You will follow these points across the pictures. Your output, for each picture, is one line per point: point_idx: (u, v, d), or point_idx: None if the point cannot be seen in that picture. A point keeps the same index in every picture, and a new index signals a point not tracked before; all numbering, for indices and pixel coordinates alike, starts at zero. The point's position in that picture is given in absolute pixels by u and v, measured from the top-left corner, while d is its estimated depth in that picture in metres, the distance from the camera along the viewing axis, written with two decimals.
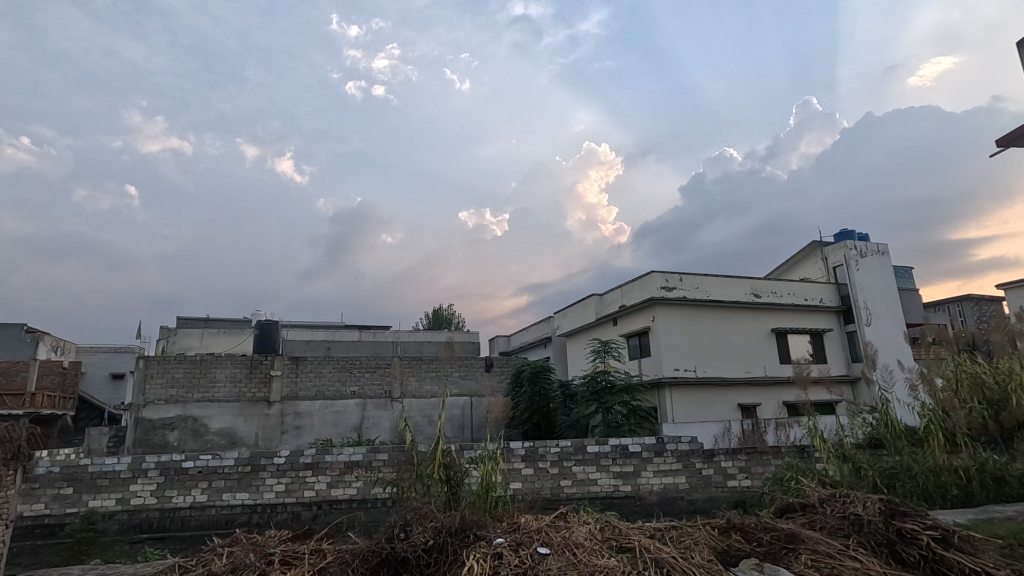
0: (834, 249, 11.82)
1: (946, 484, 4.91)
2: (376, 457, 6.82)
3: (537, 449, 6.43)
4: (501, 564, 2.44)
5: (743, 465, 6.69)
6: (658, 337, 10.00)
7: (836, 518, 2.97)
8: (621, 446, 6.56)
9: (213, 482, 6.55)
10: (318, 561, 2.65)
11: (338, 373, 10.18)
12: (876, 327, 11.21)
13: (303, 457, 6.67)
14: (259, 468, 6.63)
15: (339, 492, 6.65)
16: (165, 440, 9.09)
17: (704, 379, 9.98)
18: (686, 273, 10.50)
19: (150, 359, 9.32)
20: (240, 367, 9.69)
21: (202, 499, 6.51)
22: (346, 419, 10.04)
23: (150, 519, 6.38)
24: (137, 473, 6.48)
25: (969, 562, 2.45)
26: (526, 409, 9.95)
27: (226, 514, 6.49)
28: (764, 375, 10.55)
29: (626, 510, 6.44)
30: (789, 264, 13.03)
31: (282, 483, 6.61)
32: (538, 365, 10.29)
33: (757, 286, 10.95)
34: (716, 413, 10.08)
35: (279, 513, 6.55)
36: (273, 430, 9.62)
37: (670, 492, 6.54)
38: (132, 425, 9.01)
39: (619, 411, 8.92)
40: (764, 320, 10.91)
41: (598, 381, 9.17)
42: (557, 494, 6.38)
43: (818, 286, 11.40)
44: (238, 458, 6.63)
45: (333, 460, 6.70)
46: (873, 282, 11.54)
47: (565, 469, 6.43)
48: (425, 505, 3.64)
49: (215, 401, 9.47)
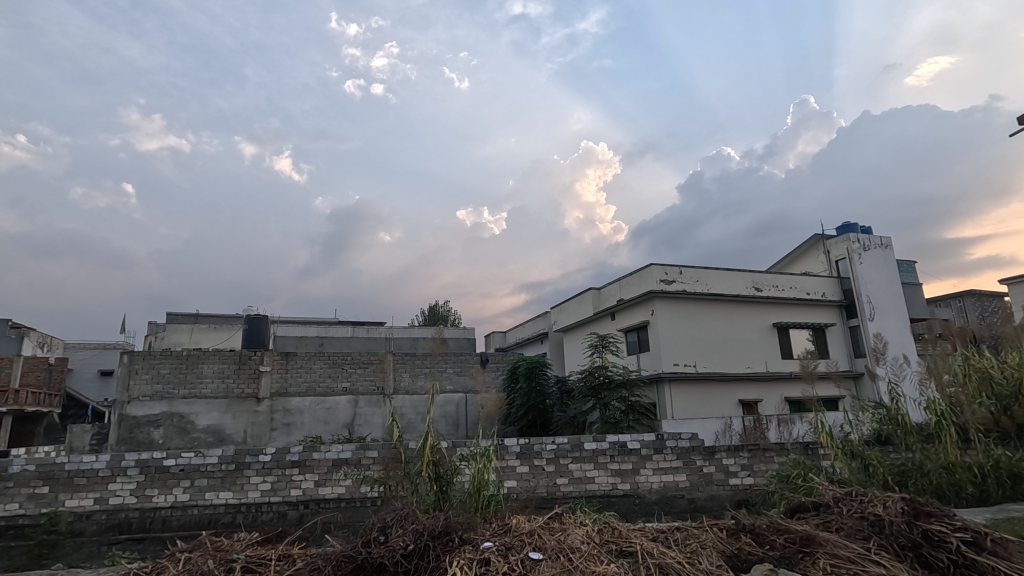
0: (836, 242, 11.61)
1: (961, 482, 4.67)
2: (367, 454, 6.60)
3: (532, 446, 6.20)
4: (488, 572, 2.19)
5: (745, 463, 6.45)
6: (658, 331, 9.78)
7: (855, 520, 2.73)
8: (619, 442, 6.33)
9: (195, 481, 6.31)
10: (287, 567, 2.41)
11: (329, 369, 10.01)
12: (879, 322, 11.00)
13: (289, 454, 6.42)
14: (243, 466, 6.38)
15: (327, 491, 6.40)
16: (150, 437, 8.83)
17: (704, 374, 9.77)
18: (685, 266, 10.26)
19: (135, 355, 9.07)
20: (228, 363, 9.43)
21: (185, 498, 6.26)
22: (338, 416, 9.76)
23: (130, 520, 6.11)
24: (115, 472, 6.22)
25: (1005, 567, 2.22)
26: (522, 405, 9.71)
27: (208, 514, 6.22)
28: (766, 370, 10.34)
29: (625, 509, 6.19)
30: (791, 258, 12.82)
31: (267, 482, 6.37)
32: (534, 361, 10.07)
33: (758, 279, 10.72)
34: (716, 409, 9.84)
35: (263, 513, 6.28)
36: (262, 427, 9.35)
37: (670, 491, 6.30)
38: (116, 423, 8.72)
39: (618, 407, 8.72)
40: (765, 315, 10.69)
41: (596, 376, 8.93)
42: (553, 493, 6.14)
43: (820, 280, 11.17)
44: (222, 456, 6.37)
45: (321, 458, 6.45)
46: (876, 276, 11.32)
47: (562, 466, 6.20)
48: (411, 505, 3.41)
49: (203, 398, 9.21)
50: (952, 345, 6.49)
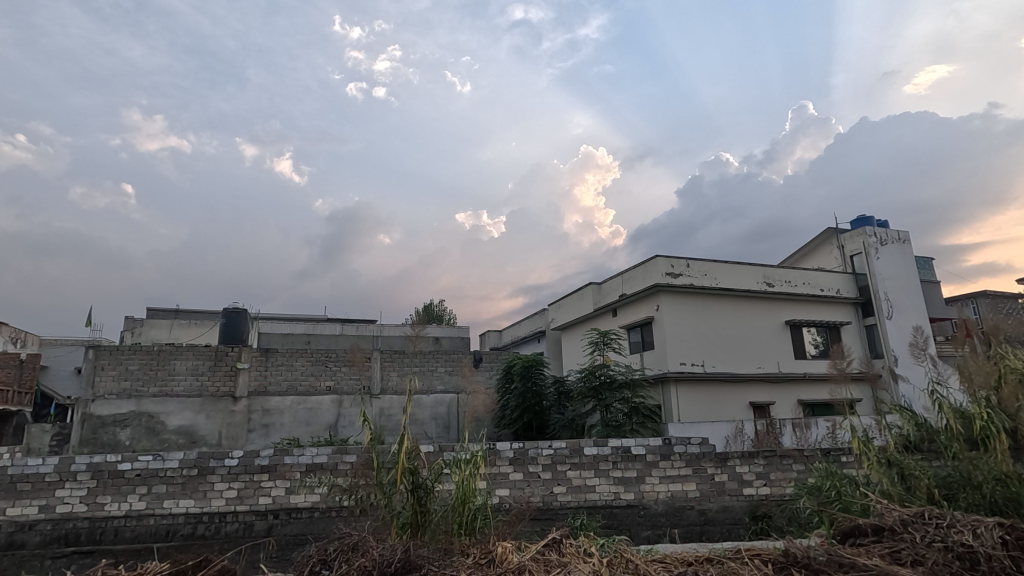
0: (851, 236, 11.05)
1: (1021, 495, 3.85)
2: (344, 459, 5.97)
3: (526, 451, 5.60)
4: None
5: (760, 471, 5.83)
6: (663, 328, 9.20)
7: (939, 552, 2.14)
8: (622, 447, 5.74)
9: (153, 487, 5.66)
10: None
11: (312, 367, 9.46)
12: (898, 320, 10.43)
13: (259, 459, 5.82)
14: (206, 472, 5.76)
15: (299, 500, 5.76)
16: (115, 438, 8.17)
17: (713, 374, 9.19)
18: (693, 258, 9.68)
19: (102, 350, 8.50)
20: (203, 360, 8.84)
21: (140, 507, 5.62)
22: (321, 416, 9.13)
23: (78, 531, 5.49)
24: (64, 476, 5.60)
25: None
26: (518, 406, 9.13)
27: (166, 525, 5.57)
28: (779, 371, 9.74)
29: (628, 522, 5.56)
30: (803, 253, 12.24)
31: (233, 489, 5.75)
32: (530, 359, 9.48)
33: (769, 274, 10.16)
34: (726, 412, 9.22)
35: (228, 524, 5.66)
36: (238, 428, 8.72)
37: (679, 501, 5.68)
38: (79, 423, 8.07)
39: (619, 409, 8.13)
40: (777, 312, 10.11)
41: (597, 377, 8.32)
42: (550, 503, 5.51)
43: (834, 276, 10.61)
44: (184, 459, 5.76)
45: (293, 462, 5.85)
46: (894, 271, 10.76)
47: (560, 473, 5.59)
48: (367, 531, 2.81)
49: (174, 396, 8.59)
50: (971, 336, 6.05)
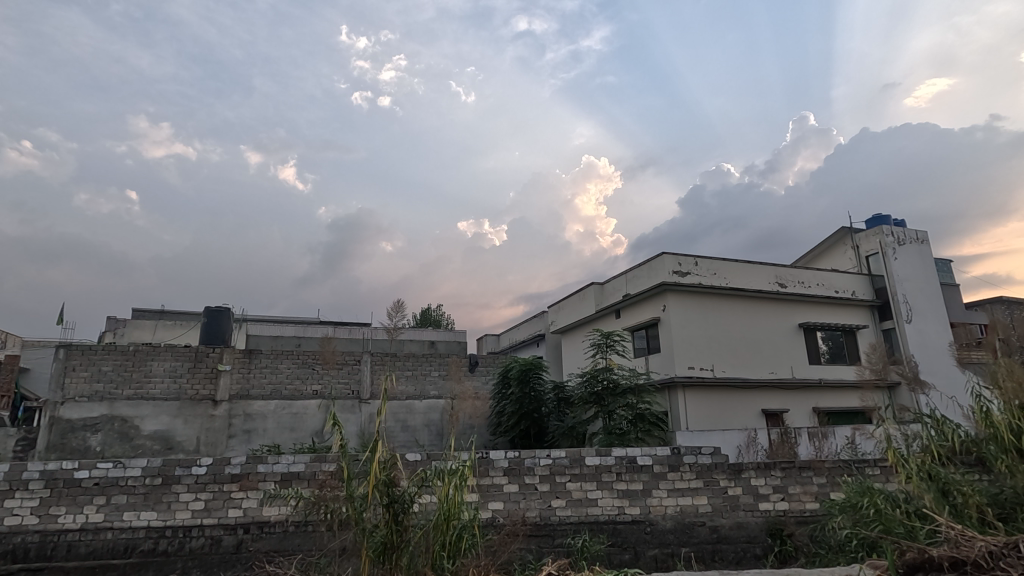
0: (867, 235, 10.58)
1: None
2: (321, 468, 5.48)
3: (523, 461, 5.09)
4: None
5: (778, 484, 5.31)
6: (670, 329, 8.70)
7: None
8: (627, 457, 5.23)
9: (112, 498, 5.15)
10: None
11: (298, 370, 8.91)
12: (918, 324, 9.93)
13: (229, 467, 5.32)
14: (172, 480, 5.24)
15: (271, 512, 5.26)
16: (85, 444, 7.67)
17: (723, 379, 8.68)
18: (701, 257, 9.19)
19: (73, 350, 7.98)
20: (182, 360, 8.35)
21: (97, 519, 5.10)
22: (306, 422, 8.67)
23: (27, 546, 4.98)
24: (14, 485, 5.09)
25: None
26: (514, 413, 8.61)
27: (125, 539, 5.05)
28: (792, 377, 9.23)
29: (632, 540, 5.02)
30: (815, 255, 11.77)
31: (200, 499, 5.24)
32: (529, 363, 8.96)
33: (782, 275, 9.68)
34: (736, 420, 8.70)
35: (192, 540, 5.12)
36: (218, 434, 8.21)
37: (688, 517, 5.16)
38: (46, 427, 7.58)
39: (623, 416, 7.61)
40: (790, 314, 9.62)
41: (598, 381, 7.82)
42: (547, 519, 4.99)
43: (849, 277, 10.13)
44: (147, 467, 5.24)
45: (268, 471, 5.36)
46: (912, 272, 10.27)
47: (558, 486, 5.09)
48: None
49: (150, 399, 8.09)
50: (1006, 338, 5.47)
